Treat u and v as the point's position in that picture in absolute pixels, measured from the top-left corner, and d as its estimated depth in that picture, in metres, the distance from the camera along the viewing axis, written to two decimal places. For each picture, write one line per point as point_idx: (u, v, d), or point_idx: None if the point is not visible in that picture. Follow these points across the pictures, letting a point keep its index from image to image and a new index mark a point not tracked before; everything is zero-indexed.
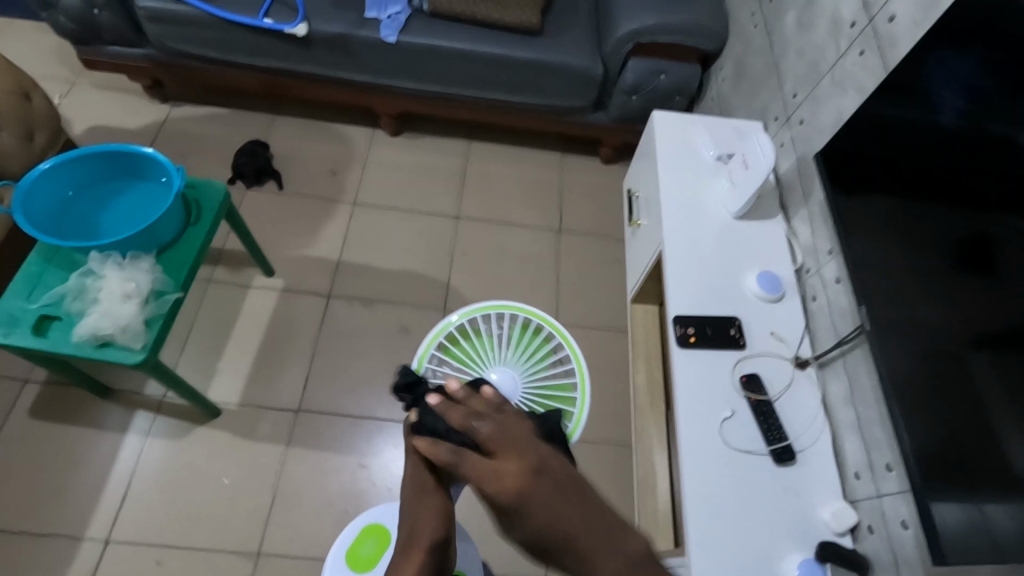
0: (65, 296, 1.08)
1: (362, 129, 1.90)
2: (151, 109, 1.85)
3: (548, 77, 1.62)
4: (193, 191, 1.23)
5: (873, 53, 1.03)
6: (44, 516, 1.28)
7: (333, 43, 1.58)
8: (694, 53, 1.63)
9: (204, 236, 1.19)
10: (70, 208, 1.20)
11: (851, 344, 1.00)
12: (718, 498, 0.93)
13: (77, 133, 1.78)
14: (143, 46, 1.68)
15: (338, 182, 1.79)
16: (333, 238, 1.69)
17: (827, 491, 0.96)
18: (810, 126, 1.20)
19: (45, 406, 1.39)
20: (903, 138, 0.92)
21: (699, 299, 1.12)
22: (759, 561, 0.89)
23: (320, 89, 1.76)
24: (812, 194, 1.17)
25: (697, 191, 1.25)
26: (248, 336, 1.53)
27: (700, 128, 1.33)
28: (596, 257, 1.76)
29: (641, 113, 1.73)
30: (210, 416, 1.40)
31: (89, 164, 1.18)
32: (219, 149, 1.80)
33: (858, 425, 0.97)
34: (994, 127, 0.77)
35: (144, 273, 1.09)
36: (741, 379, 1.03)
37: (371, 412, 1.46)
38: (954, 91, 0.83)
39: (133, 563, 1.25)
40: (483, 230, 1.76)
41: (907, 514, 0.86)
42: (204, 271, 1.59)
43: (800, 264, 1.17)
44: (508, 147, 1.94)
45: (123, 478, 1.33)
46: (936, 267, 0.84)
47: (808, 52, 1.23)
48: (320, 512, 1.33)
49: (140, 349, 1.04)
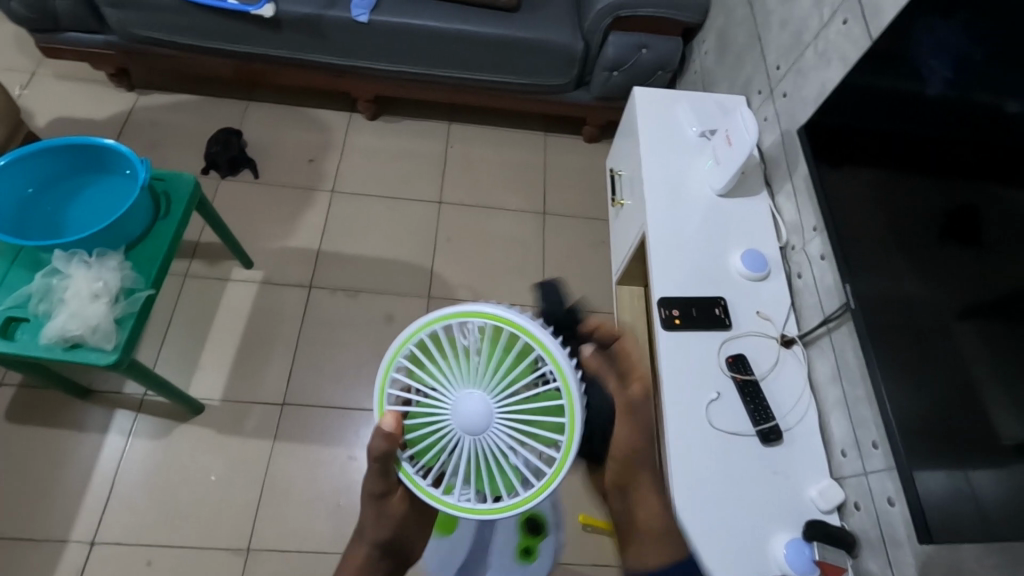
0: (30, 297, 1.04)
1: (339, 114, 1.85)
2: (117, 99, 1.79)
3: (527, 55, 1.58)
4: (162, 184, 1.19)
5: (857, 21, 1.00)
6: (27, 520, 1.26)
7: (303, 25, 1.52)
8: (675, 26, 1.59)
9: (174, 230, 1.15)
10: (31, 205, 1.16)
11: (837, 321, 0.99)
12: (706, 480, 0.92)
13: (42, 126, 1.72)
14: (105, 33, 1.61)
15: (316, 169, 1.75)
16: (313, 227, 1.65)
17: (815, 469, 0.96)
18: (794, 98, 1.18)
19: (22, 410, 1.36)
20: (887, 111, 0.90)
21: (684, 280, 1.10)
22: (745, 544, 0.89)
23: (292, 74, 1.70)
24: (796, 168, 1.15)
25: (680, 169, 1.22)
26: (229, 330, 1.50)
27: (683, 104, 1.30)
28: (582, 238, 1.73)
29: (623, 90, 1.69)
30: (194, 412, 1.38)
31: (48, 158, 1.14)
32: (191, 139, 1.75)
33: (845, 403, 0.96)
34: (978, 96, 0.75)
35: (111, 270, 1.06)
36: (728, 360, 1.02)
37: (358, 403, 1.44)
38: (938, 59, 0.81)
39: (122, 564, 1.24)
40: (467, 215, 1.73)
41: (894, 491, 0.86)
42: (181, 265, 1.56)
43: (785, 241, 1.15)
44: (489, 128, 1.90)
45: (107, 478, 1.31)
46: (919, 243, 0.83)
47: (790, 22, 1.20)
48: (310, 505, 1.32)
49: (113, 349, 1.01)
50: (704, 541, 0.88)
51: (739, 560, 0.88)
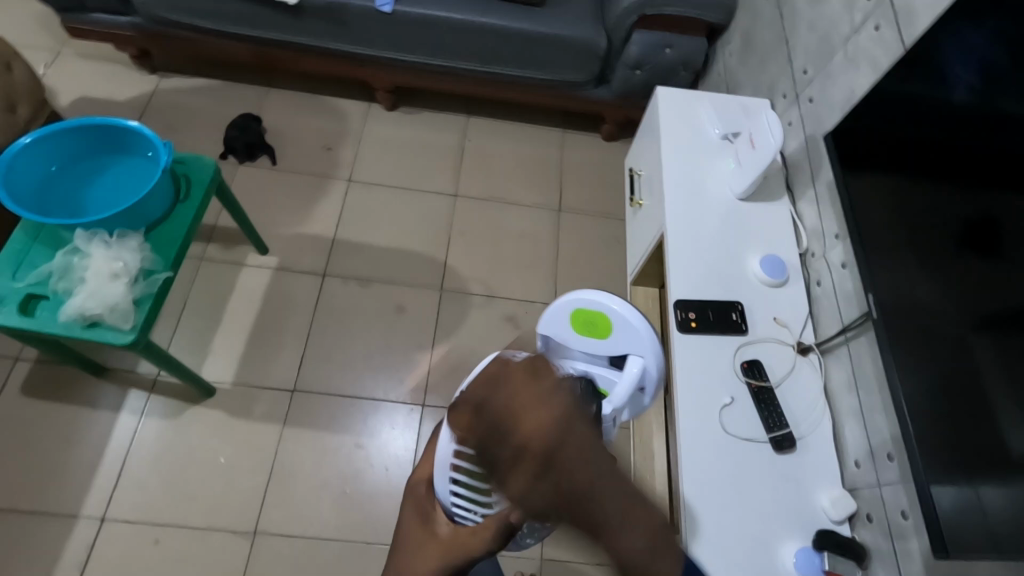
0: (50, 274, 1.05)
1: (357, 103, 1.85)
2: (138, 81, 1.79)
3: (548, 50, 1.57)
4: (182, 167, 1.19)
5: (889, 28, 0.99)
6: (39, 493, 1.28)
7: (326, 13, 1.53)
8: (700, 26, 1.57)
9: (193, 213, 1.16)
10: (52, 184, 1.16)
11: (856, 331, 0.98)
12: (716, 485, 0.92)
13: (64, 105, 1.73)
14: (129, 14, 1.62)
15: (333, 157, 1.75)
16: (328, 215, 1.66)
17: (828, 478, 0.95)
18: (820, 104, 1.16)
19: (37, 385, 1.38)
20: (912, 120, 0.89)
21: (700, 284, 1.09)
22: (754, 551, 0.88)
23: (313, 61, 1.70)
24: (819, 173, 1.14)
25: (701, 171, 1.22)
26: (242, 315, 1.51)
27: (706, 106, 1.29)
28: (596, 237, 1.73)
29: (644, 89, 1.68)
30: (205, 395, 1.39)
31: (72, 137, 1.15)
32: (211, 123, 1.75)
33: (860, 413, 0.96)
34: (1006, 109, 0.74)
35: (130, 251, 1.06)
36: (743, 366, 1.01)
37: (368, 392, 1.45)
38: (966, 69, 0.80)
39: (130, 542, 1.25)
40: (481, 208, 1.73)
41: (907, 504, 0.85)
42: (196, 248, 1.57)
43: (805, 248, 1.15)
44: (507, 122, 1.89)
45: (119, 456, 1.33)
46: (939, 254, 0.82)
47: (819, 26, 1.18)
48: (317, 491, 1.33)
49: (129, 329, 1.02)
50: (710, 544, 0.88)
51: (748, 565, 0.87)
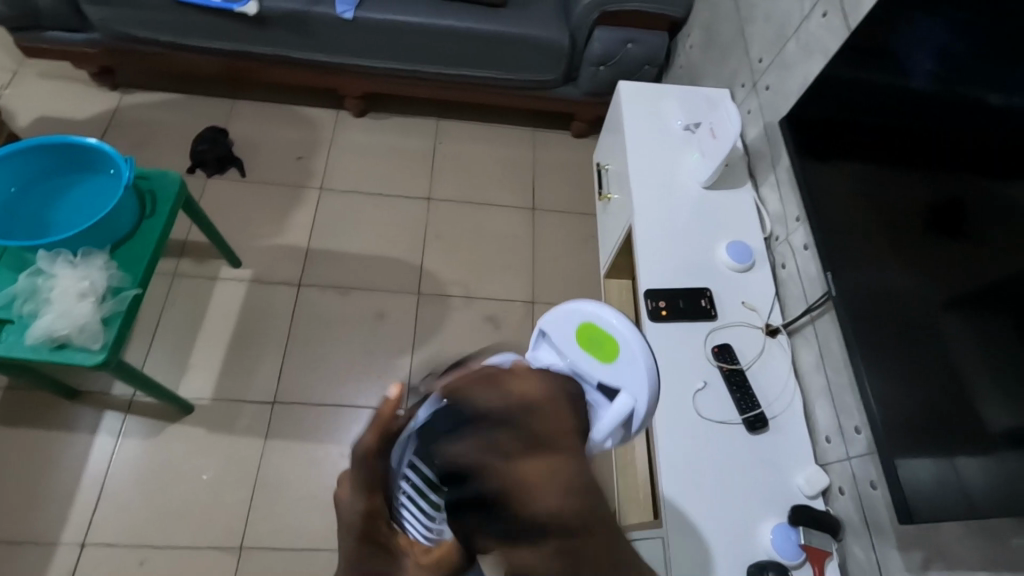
0: (15, 297, 1.03)
1: (326, 112, 1.84)
2: (100, 98, 1.77)
3: (513, 50, 1.58)
4: (147, 182, 1.18)
5: (836, 15, 1.02)
6: (15, 522, 1.25)
7: (289, 23, 1.52)
8: (662, 21, 1.60)
9: (161, 228, 1.14)
10: (11, 206, 1.15)
11: (820, 311, 1.01)
12: (692, 469, 0.94)
13: (24, 126, 1.70)
14: (87, 31, 1.59)
15: (304, 167, 1.74)
16: (301, 226, 1.65)
17: (801, 455, 0.97)
18: (777, 92, 1.19)
19: (9, 412, 1.35)
20: (868, 103, 0.92)
21: (669, 273, 1.11)
22: (731, 532, 0.90)
23: (279, 71, 1.69)
24: (779, 159, 1.17)
25: (666, 162, 1.24)
26: (217, 329, 1.49)
27: (669, 99, 1.31)
28: (570, 233, 1.74)
29: (610, 86, 1.70)
30: (184, 412, 1.37)
31: (31, 156, 1.13)
32: (177, 137, 1.74)
33: (828, 390, 0.98)
34: (967, 90, 0.76)
35: (97, 271, 1.05)
36: (714, 350, 1.03)
37: (350, 401, 1.44)
38: (924, 53, 0.82)
39: (113, 564, 1.23)
40: (455, 210, 1.74)
41: (876, 476, 0.87)
42: (168, 264, 1.55)
43: (769, 232, 1.17)
44: (477, 124, 1.90)
45: (97, 479, 1.30)
46: (904, 233, 0.85)
47: (773, 16, 1.21)
48: (304, 502, 1.32)
49: (100, 349, 1.01)
50: (687, 529, 0.89)
51: (726, 545, 0.89)
